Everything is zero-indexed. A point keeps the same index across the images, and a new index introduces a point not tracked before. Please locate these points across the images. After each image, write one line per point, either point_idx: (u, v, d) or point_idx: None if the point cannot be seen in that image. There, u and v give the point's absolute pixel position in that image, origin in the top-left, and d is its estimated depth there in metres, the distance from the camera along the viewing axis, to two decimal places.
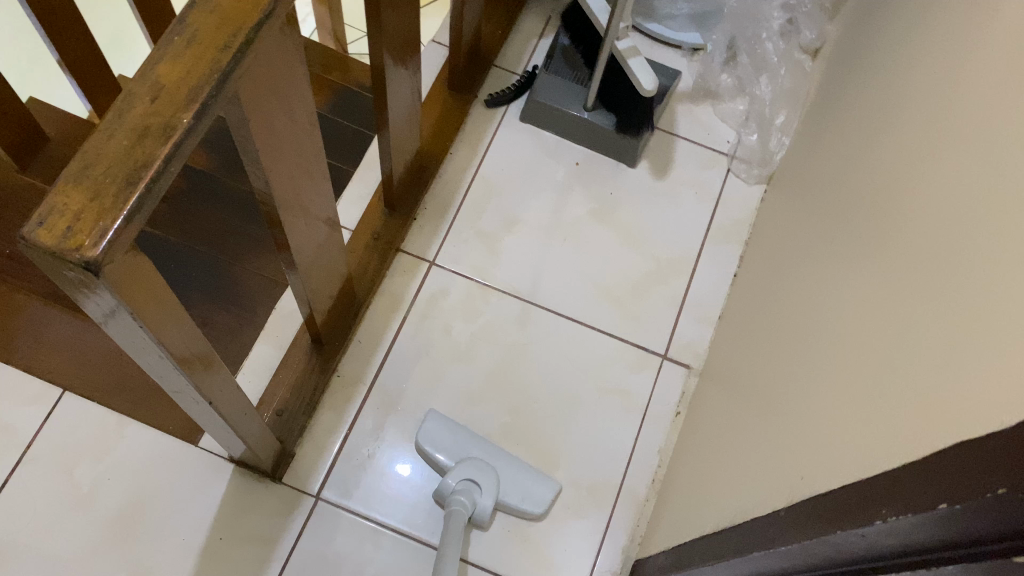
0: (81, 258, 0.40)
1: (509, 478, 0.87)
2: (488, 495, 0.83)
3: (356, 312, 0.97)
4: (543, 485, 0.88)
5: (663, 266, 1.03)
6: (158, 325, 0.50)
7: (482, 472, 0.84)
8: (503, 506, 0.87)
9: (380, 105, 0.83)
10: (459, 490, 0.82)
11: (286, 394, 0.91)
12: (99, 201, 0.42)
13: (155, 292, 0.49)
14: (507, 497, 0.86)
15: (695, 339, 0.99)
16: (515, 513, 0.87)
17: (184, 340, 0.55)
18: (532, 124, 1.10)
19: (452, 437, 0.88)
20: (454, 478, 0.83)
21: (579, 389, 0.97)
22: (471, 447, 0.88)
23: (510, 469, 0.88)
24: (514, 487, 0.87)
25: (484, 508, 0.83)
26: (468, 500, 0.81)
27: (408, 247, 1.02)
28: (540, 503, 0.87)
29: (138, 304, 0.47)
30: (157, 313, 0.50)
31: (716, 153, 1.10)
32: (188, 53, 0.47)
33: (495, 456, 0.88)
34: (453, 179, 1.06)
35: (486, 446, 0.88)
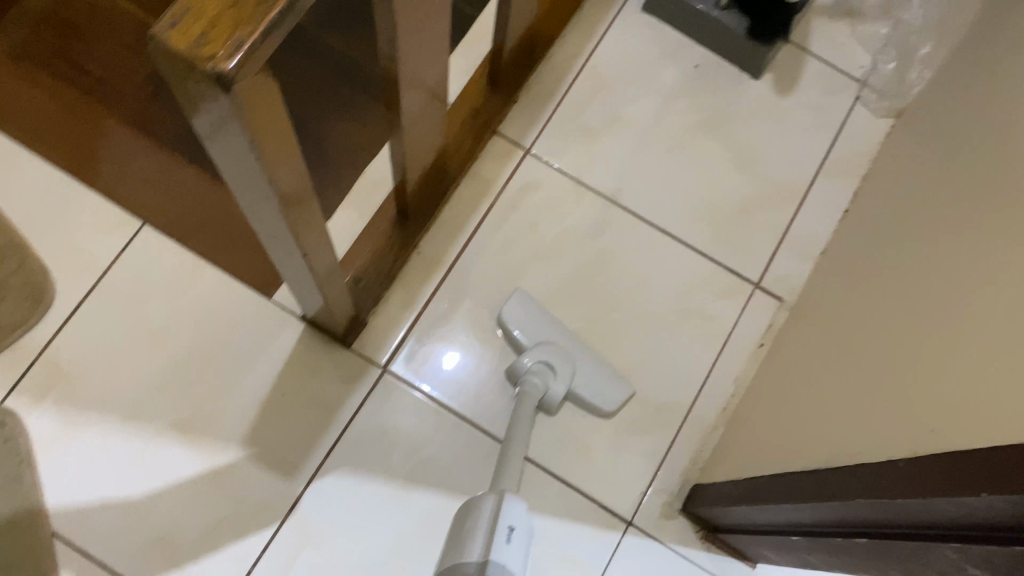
0: (214, 69, 0.37)
1: (585, 368, 0.85)
2: (561, 382, 0.81)
3: (446, 190, 0.93)
4: (618, 386, 0.86)
5: (770, 191, 0.97)
6: (272, 162, 0.47)
7: (560, 358, 0.82)
8: (574, 396, 0.86)
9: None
10: (533, 371, 0.80)
11: (366, 262, 0.88)
12: (237, 10, 0.38)
13: (275, 125, 0.45)
14: (580, 388, 0.85)
15: (791, 272, 0.94)
16: (584, 406, 0.86)
17: (291, 182, 0.52)
18: (655, 16, 1.02)
19: (535, 319, 0.87)
20: (530, 358, 0.82)
21: (661, 306, 0.92)
22: (552, 333, 0.86)
23: (587, 363, 0.86)
24: (589, 379, 0.85)
25: (555, 394, 0.81)
26: (541, 384, 0.80)
27: (506, 130, 0.97)
28: (611, 402, 0.85)
29: (258, 135, 0.43)
30: (273, 149, 0.46)
31: (846, 78, 1.01)
32: None
33: (574, 345, 0.86)
34: (562, 64, 0.99)
35: (567, 334, 0.86)
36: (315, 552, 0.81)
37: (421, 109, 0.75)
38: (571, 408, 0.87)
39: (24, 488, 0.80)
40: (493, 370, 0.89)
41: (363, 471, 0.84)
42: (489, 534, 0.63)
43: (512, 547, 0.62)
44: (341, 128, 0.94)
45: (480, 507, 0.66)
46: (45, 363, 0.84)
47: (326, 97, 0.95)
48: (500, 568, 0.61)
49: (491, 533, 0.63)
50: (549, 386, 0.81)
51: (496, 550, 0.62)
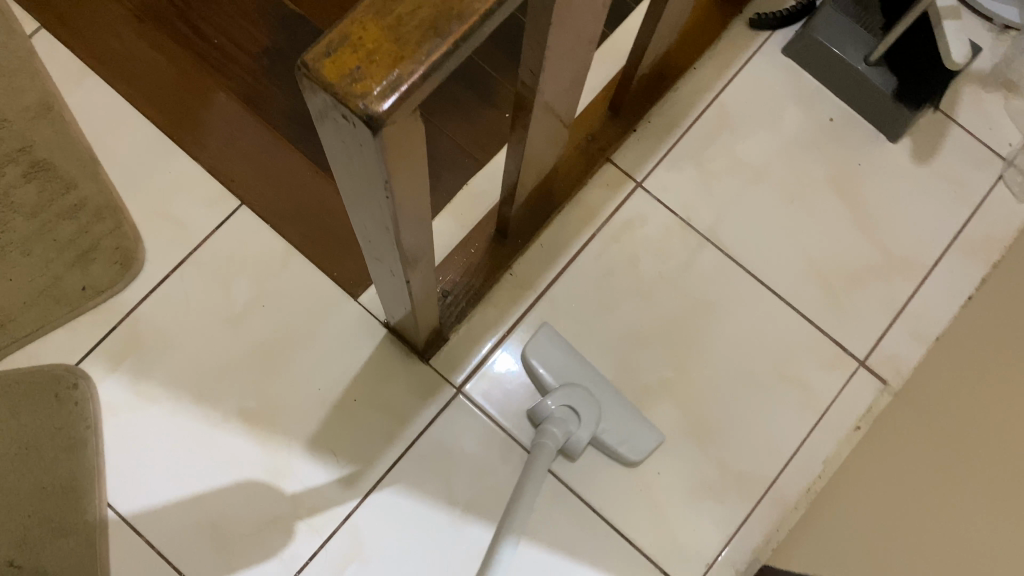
0: (365, 109, 0.34)
1: (611, 413, 0.80)
2: (586, 429, 0.74)
3: (550, 213, 0.88)
4: (648, 433, 0.81)
5: (892, 263, 0.90)
6: (401, 198, 0.44)
7: (585, 402, 0.75)
8: (599, 442, 0.80)
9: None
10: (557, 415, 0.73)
11: (457, 276, 0.86)
12: (398, 47, 0.35)
13: (414, 163, 0.42)
14: (606, 435, 0.79)
15: (901, 354, 0.87)
16: (609, 454, 0.81)
17: (411, 214, 0.49)
18: (795, 61, 0.95)
19: (563, 358, 0.81)
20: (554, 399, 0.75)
21: (755, 367, 0.87)
22: (579, 373, 0.81)
23: (614, 409, 0.81)
24: (615, 426, 0.80)
25: (578, 441, 0.75)
26: (562, 431, 0.72)
27: (620, 159, 0.92)
28: (640, 451, 0.80)
29: (396, 175, 0.40)
30: (406, 187, 0.43)
31: (991, 153, 0.94)
32: None
33: (601, 390, 0.80)
34: (689, 98, 0.93)
35: (594, 377, 0.81)
36: (362, 567, 0.78)
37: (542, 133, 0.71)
38: (593, 452, 0.82)
39: (88, 453, 0.79)
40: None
41: (422, 491, 0.81)
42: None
43: None
44: (452, 133, 0.91)
45: None
46: (126, 330, 0.83)
47: (441, 98, 0.92)
48: None
49: None
50: (571, 432, 0.74)
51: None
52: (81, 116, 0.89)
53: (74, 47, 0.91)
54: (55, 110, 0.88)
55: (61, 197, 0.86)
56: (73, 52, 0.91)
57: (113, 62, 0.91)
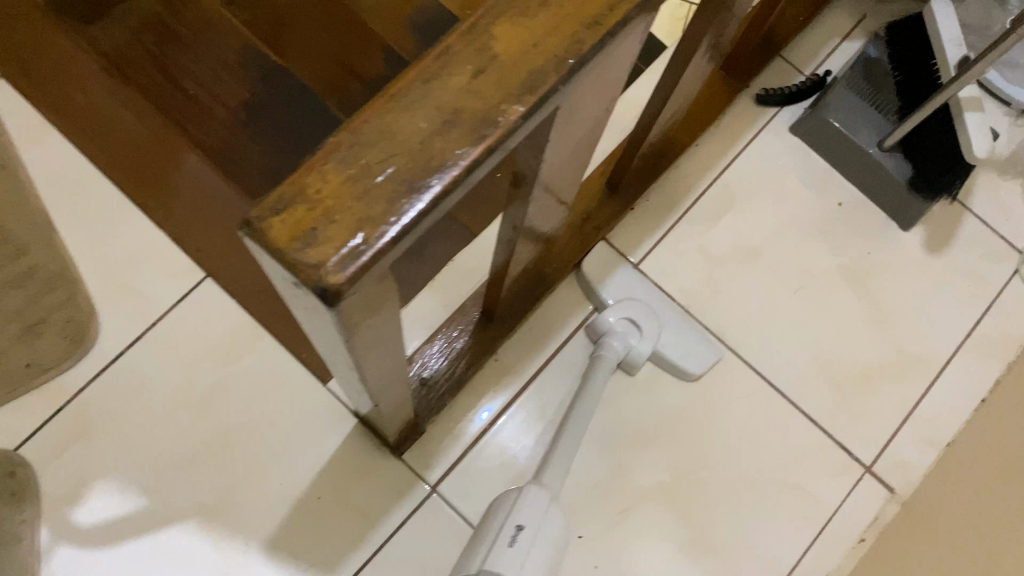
0: (320, 282, 0.28)
1: (672, 329, 0.81)
2: (646, 341, 0.77)
3: (540, 297, 0.82)
4: (707, 348, 0.81)
5: (903, 361, 0.85)
6: (366, 349, 0.38)
7: (646, 316, 0.78)
8: (660, 358, 0.81)
9: (679, 62, 0.67)
10: (617, 330, 0.77)
11: (440, 363, 0.78)
12: (363, 205, 0.29)
13: (380, 320, 0.36)
14: (667, 349, 0.80)
15: (911, 461, 0.82)
16: (671, 370, 0.81)
17: (384, 352, 0.43)
18: (804, 140, 0.90)
19: (622, 277, 0.82)
20: (614, 315, 0.78)
21: (755, 471, 0.81)
22: (641, 292, 0.82)
23: (675, 322, 0.81)
24: (677, 339, 0.80)
25: (639, 354, 0.77)
26: (622, 344, 0.76)
27: (616, 239, 0.86)
28: (698, 365, 0.80)
29: (358, 334, 0.34)
30: (373, 340, 0.37)
31: (1008, 246, 0.89)
32: (539, 17, 0.31)
33: (662, 306, 0.81)
34: (691, 176, 0.88)
35: (654, 293, 0.82)
36: None
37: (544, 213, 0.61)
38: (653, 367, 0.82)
39: (22, 549, 0.72)
40: (559, 516, 0.77)
41: None
42: (494, 537, 0.60)
43: (514, 551, 0.59)
44: None
45: (501, 504, 0.63)
46: (73, 413, 0.76)
47: None
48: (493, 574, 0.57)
49: (495, 536, 0.60)
50: (632, 345, 0.77)
51: (496, 556, 0.58)
52: (39, 175, 0.83)
53: (35, 99, 0.86)
54: (10, 168, 0.83)
55: (9, 264, 0.80)
56: (34, 104, 0.85)
57: (76, 116, 0.85)
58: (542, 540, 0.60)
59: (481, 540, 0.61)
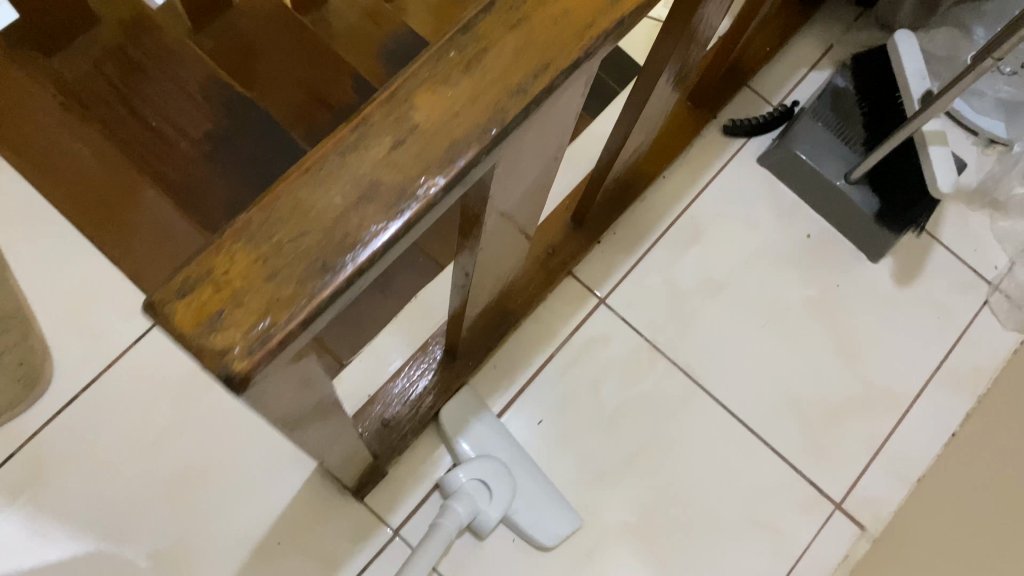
0: (225, 369, 0.26)
1: (526, 493, 0.75)
2: (495, 507, 0.71)
3: (503, 334, 0.81)
4: (564, 513, 0.76)
5: (872, 395, 0.84)
6: (293, 412, 0.37)
7: (497, 477, 0.72)
8: (510, 523, 0.75)
9: (639, 99, 0.66)
10: (466, 489, 0.69)
11: (400, 405, 0.76)
12: (275, 284, 0.27)
13: (303, 385, 0.34)
14: (519, 515, 0.74)
15: (881, 496, 0.81)
16: (520, 535, 0.75)
17: (317, 412, 0.42)
18: (771, 171, 0.89)
19: (484, 432, 0.77)
20: (465, 473, 0.71)
21: (722, 509, 0.79)
22: (499, 447, 0.76)
23: (532, 487, 0.75)
24: (529, 507, 0.75)
25: (486, 520, 0.70)
26: (469, 506, 0.68)
27: (582, 273, 0.85)
28: (552, 535, 0.75)
29: (278, 406, 0.33)
30: (296, 406, 0.36)
31: (976, 276, 0.88)
32: (462, 85, 0.30)
33: (520, 466, 0.75)
34: (657, 208, 0.87)
35: (513, 452, 0.76)
36: None
37: (500, 259, 0.60)
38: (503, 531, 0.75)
39: None
40: (515, 565, 0.75)
41: None
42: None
43: None
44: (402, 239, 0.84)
45: None
46: (27, 458, 0.74)
47: None
48: None
49: None
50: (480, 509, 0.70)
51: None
52: None
53: None
54: None
55: None
56: None
57: (34, 155, 0.84)
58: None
59: None
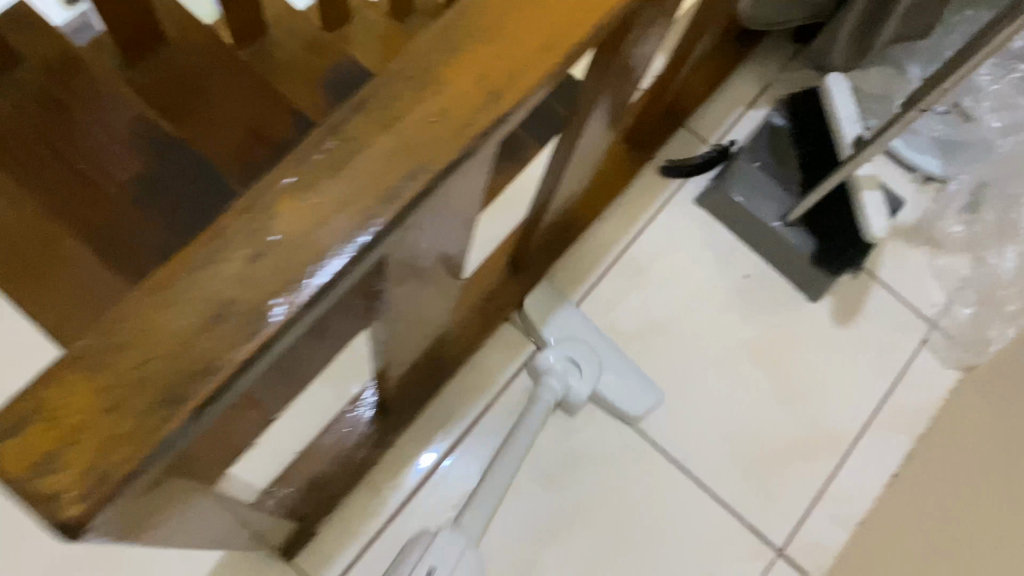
0: (54, 519, 0.24)
1: (613, 367, 0.79)
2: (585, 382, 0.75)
3: (438, 383, 0.79)
4: (648, 389, 0.80)
5: (813, 439, 0.83)
6: (160, 522, 0.34)
7: (585, 357, 0.77)
8: (599, 400, 0.79)
9: (566, 149, 0.64)
10: (557, 367, 0.74)
11: (329, 462, 0.74)
12: (114, 419, 0.25)
13: (164, 501, 0.32)
14: (608, 390, 0.78)
15: (823, 542, 0.80)
16: (610, 409, 0.80)
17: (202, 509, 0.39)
18: (710, 212, 0.88)
19: (568, 318, 0.81)
20: (554, 354, 0.75)
21: (663, 559, 0.78)
22: (582, 330, 0.80)
23: (617, 364, 0.80)
24: (617, 379, 0.79)
25: (578, 395, 0.75)
26: (562, 381, 0.73)
27: (520, 318, 0.84)
28: (641, 406, 0.79)
29: (134, 526, 0.31)
30: (162, 519, 0.34)
31: (916, 315, 0.88)
32: (329, 191, 0.28)
33: (604, 347, 0.80)
34: (595, 251, 0.86)
35: (598, 335, 0.80)
36: None
37: (423, 322, 0.58)
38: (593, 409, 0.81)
39: None
40: (603, 441, 0.81)
41: None
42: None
43: None
44: None
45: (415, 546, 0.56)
46: None
47: None
48: None
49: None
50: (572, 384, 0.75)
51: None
52: None
53: None
54: None
55: None
56: None
57: None
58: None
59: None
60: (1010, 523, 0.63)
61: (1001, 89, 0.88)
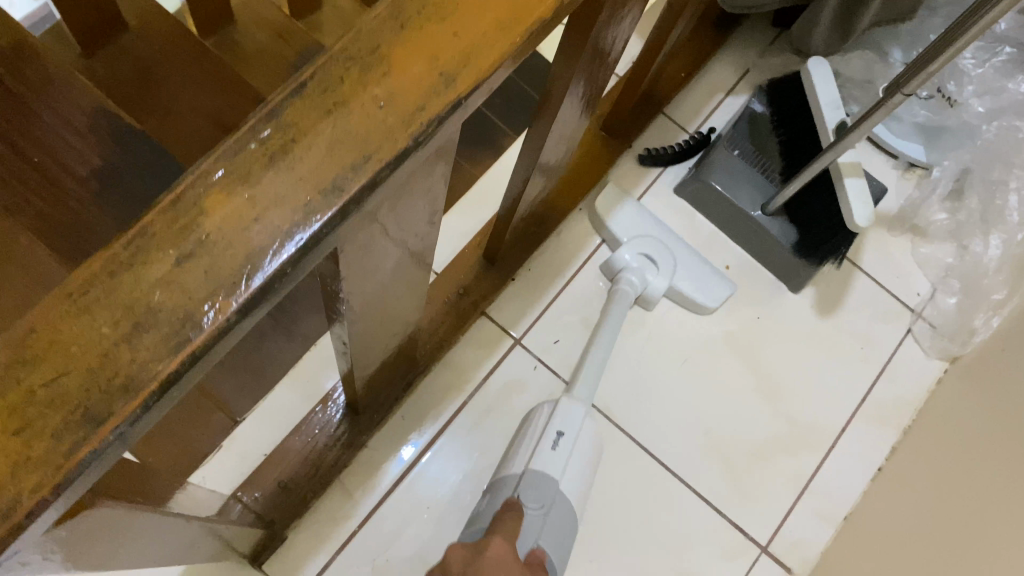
0: None
1: (687, 264, 0.80)
2: (662, 276, 0.77)
3: (411, 381, 0.77)
4: (721, 282, 0.81)
5: (796, 433, 0.81)
6: (84, 550, 0.31)
7: (660, 252, 0.78)
8: (676, 293, 0.81)
9: (538, 139, 0.62)
10: (633, 267, 0.77)
11: (297, 466, 0.72)
12: (21, 443, 0.22)
13: (83, 530, 0.29)
14: (683, 284, 0.80)
15: (807, 538, 0.78)
16: (686, 302, 0.81)
17: (139, 530, 0.37)
18: (689, 202, 0.86)
19: (637, 213, 0.81)
20: (629, 252, 0.78)
21: (647, 557, 0.76)
22: (651, 226, 0.81)
23: (691, 257, 0.81)
24: (691, 273, 0.80)
25: (655, 289, 0.78)
26: (639, 279, 0.76)
27: (495, 313, 0.81)
28: (715, 297, 0.81)
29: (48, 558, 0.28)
30: (84, 545, 0.31)
31: (898, 304, 0.87)
32: (266, 183, 0.26)
33: (675, 241, 0.80)
34: (573, 243, 0.84)
35: (668, 229, 0.81)
36: None
37: (391, 321, 0.55)
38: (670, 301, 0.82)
39: None
40: (680, 327, 0.83)
41: None
42: (537, 441, 0.63)
43: (560, 451, 0.62)
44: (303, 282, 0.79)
45: (538, 414, 0.66)
46: None
47: None
48: (540, 473, 0.59)
49: (539, 438, 0.63)
50: (649, 280, 0.77)
51: (539, 457, 0.61)
52: None
53: None
54: None
55: None
56: None
57: None
58: (576, 456, 0.63)
59: (520, 448, 0.63)
60: (1012, 512, 0.61)
61: (985, 74, 0.85)
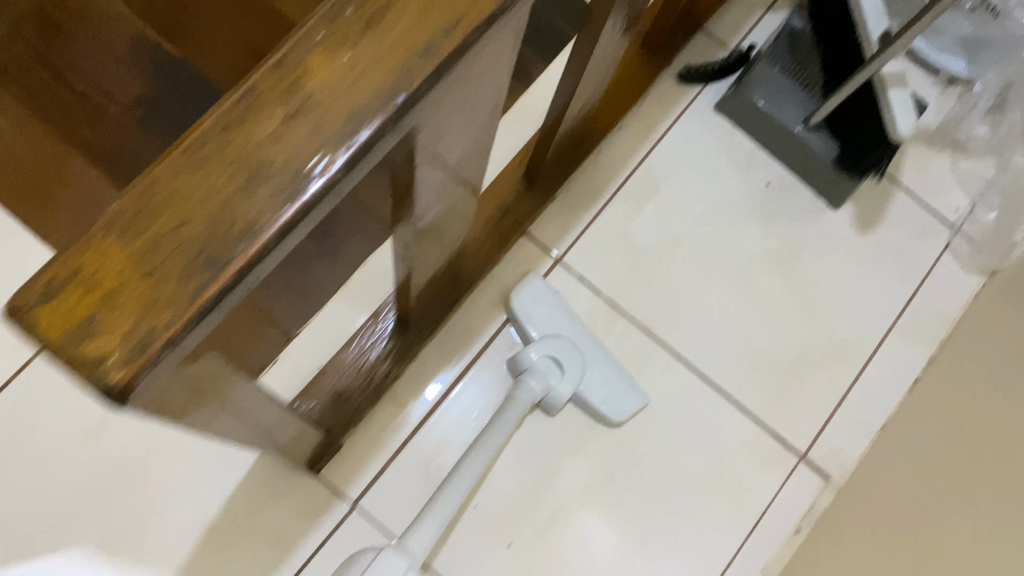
0: (100, 383, 0.23)
1: (596, 368, 0.77)
2: (567, 383, 0.73)
3: (457, 298, 0.78)
4: (631, 394, 0.77)
5: (834, 347, 0.83)
6: (201, 412, 0.34)
7: (568, 356, 0.74)
8: (580, 401, 0.77)
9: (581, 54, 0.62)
10: (538, 369, 0.72)
11: (352, 376, 0.74)
12: (154, 280, 0.24)
13: (205, 385, 0.31)
14: (589, 392, 0.76)
15: (843, 447, 0.80)
16: (588, 412, 0.77)
17: (233, 402, 0.39)
18: (728, 118, 0.87)
19: (548, 308, 0.78)
20: (536, 352, 0.73)
21: (690, 465, 0.78)
22: (564, 326, 0.78)
23: (601, 364, 0.77)
24: (598, 385, 0.77)
25: (558, 397, 0.73)
26: (541, 385, 0.72)
27: (536, 231, 0.82)
28: (620, 412, 0.77)
29: (176, 412, 0.30)
30: (202, 407, 0.33)
31: (938, 221, 0.87)
32: (364, 44, 0.27)
33: (589, 345, 0.77)
34: (613, 161, 0.85)
35: (581, 331, 0.78)
36: None
37: (446, 227, 0.57)
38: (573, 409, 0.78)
39: None
40: (579, 432, 0.78)
41: None
42: None
43: None
44: None
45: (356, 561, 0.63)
46: None
47: None
48: None
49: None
50: (551, 386, 0.73)
51: None
52: None
53: None
54: None
55: None
56: None
57: None
58: None
59: None
60: None
61: None
